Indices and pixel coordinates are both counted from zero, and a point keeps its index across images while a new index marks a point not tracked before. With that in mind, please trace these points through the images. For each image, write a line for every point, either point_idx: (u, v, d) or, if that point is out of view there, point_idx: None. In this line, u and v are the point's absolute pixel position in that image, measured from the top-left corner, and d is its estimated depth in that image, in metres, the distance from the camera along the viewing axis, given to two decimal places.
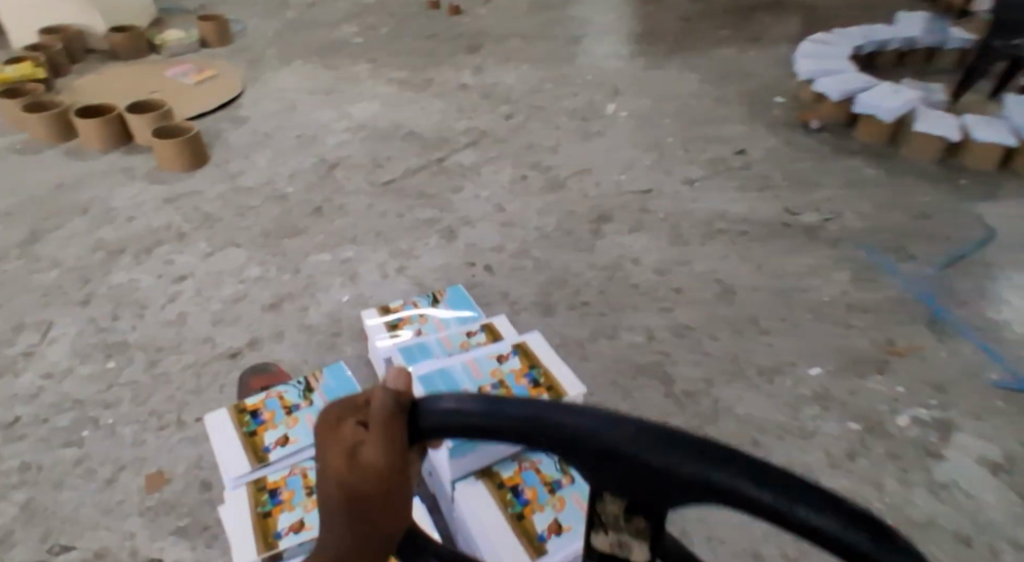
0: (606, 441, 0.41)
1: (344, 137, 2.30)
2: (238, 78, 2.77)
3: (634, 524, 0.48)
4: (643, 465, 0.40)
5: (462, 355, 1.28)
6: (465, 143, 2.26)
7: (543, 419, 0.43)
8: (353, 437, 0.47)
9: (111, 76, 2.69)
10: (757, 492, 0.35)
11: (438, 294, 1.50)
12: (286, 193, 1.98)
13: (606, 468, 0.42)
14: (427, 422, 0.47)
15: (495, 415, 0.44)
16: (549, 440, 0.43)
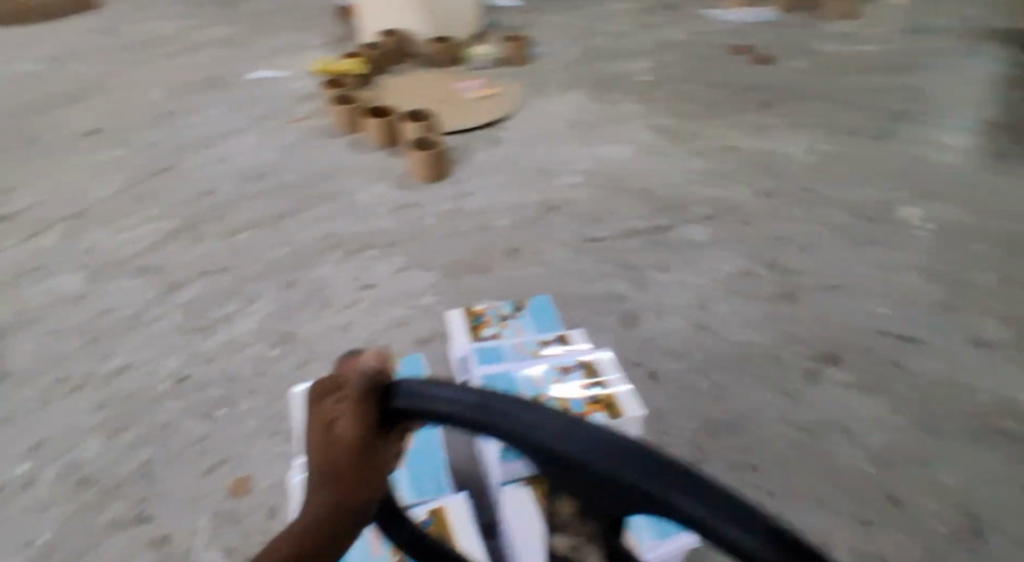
0: (566, 456, 0.34)
1: (579, 178, 2.20)
2: (516, 98, 2.85)
3: (585, 537, 0.41)
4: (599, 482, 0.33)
5: (527, 363, 1.29)
6: (701, 216, 1.98)
7: (497, 408, 0.38)
8: (331, 414, 0.49)
9: (415, 81, 2.99)
10: (727, 532, 0.28)
11: (521, 301, 1.52)
12: (495, 224, 1.95)
13: (558, 477, 0.36)
14: (389, 404, 0.44)
15: (451, 405, 0.39)
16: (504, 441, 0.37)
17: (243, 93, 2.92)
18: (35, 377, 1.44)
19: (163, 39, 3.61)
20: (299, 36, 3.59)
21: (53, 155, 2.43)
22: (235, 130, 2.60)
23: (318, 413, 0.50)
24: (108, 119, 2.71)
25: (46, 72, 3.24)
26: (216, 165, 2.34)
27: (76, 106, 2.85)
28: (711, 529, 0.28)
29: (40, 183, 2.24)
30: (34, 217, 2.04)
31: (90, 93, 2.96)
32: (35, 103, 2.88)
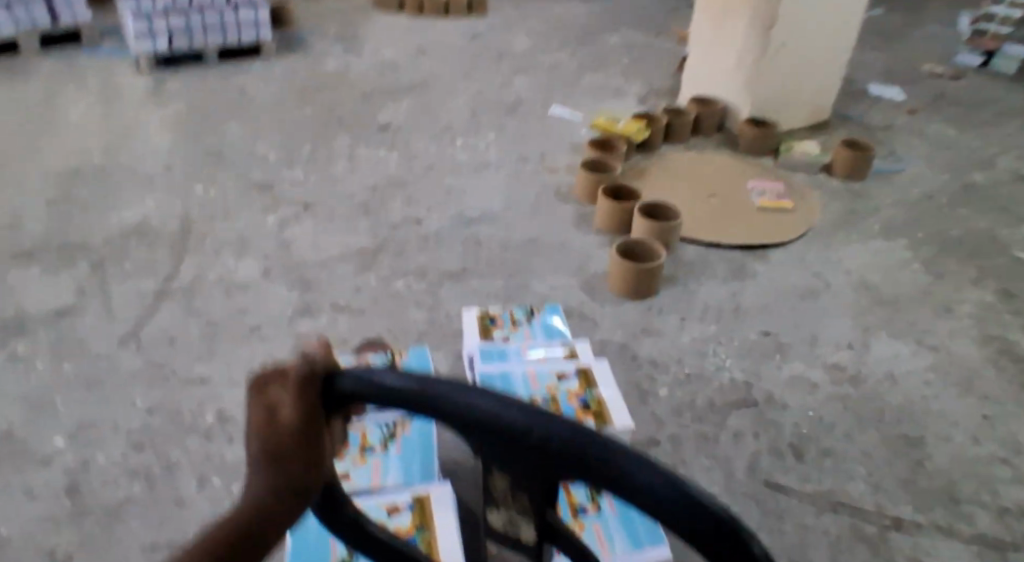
0: (512, 424, 0.44)
1: (814, 374, 1.55)
2: (811, 222, 2.18)
3: (520, 500, 0.53)
4: (537, 442, 0.43)
5: (528, 367, 1.51)
6: (971, 532, 1.20)
7: (437, 387, 0.48)
8: (273, 402, 0.55)
9: (701, 165, 2.52)
10: (629, 475, 0.39)
11: (535, 309, 1.70)
12: (654, 391, 1.47)
13: (500, 444, 0.46)
14: (341, 387, 0.52)
15: (400, 386, 0.49)
16: (456, 418, 0.47)
17: (525, 124, 2.84)
18: (141, 351, 1.52)
19: (505, 53, 3.77)
20: (621, 80, 3.38)
21: (338, 136, 2.67)
22: (489, 158, 2.52)
23: (257, 403, 0.56)
24: (403, 116, 2.89)
25: (399, 59, 3.64)
26: (443, 191, 2.27)
27: (392, 96, 3.12)
28: (622, 480, 0.39)
29: (310, 160, 2.47)
30: (277, 191, 2.25)
31: (410, 88, 3.21)
32: (368, 85, 3.24)
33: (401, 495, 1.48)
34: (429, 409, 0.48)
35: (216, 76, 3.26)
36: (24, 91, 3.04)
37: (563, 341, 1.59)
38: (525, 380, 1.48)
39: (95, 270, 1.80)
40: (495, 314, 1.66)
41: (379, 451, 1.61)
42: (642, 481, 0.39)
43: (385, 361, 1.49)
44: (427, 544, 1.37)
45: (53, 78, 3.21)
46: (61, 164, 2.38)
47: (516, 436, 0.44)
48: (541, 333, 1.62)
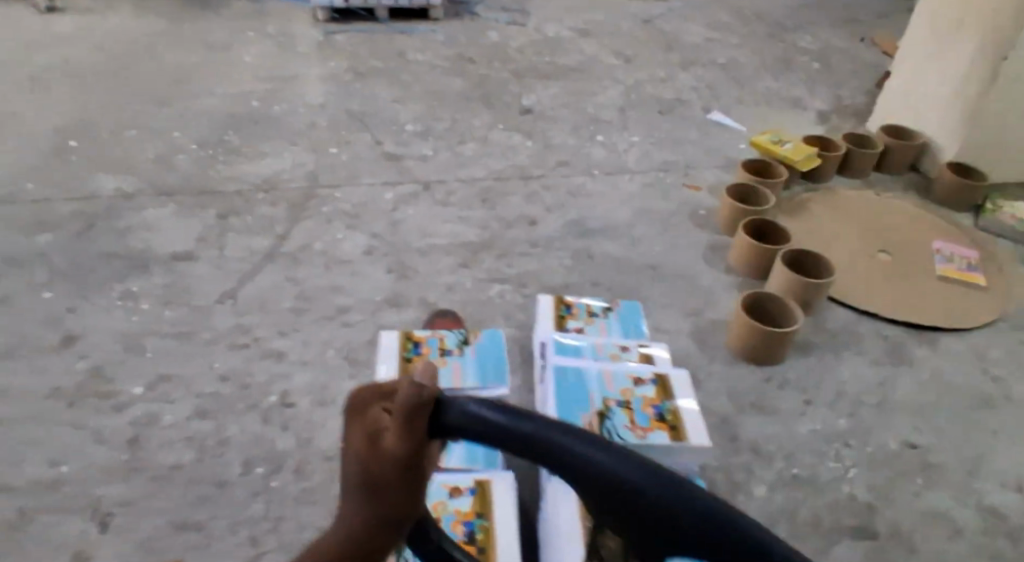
0: (641, 492, 0.33)
1: (962, 516, 1.23)
2: (1007, 309, 1.75)
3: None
4: (670, 523, 0.32)
5: (602, 365, 1.37)
6: None
7: (548, 435, 0.34)
8: (376, 424, 0.39)
9: (878, 208, 2.12)
10: None
11: (613, 305, 1.59)
12: (747, 487, 1.24)
13: (617, 512, 0.34)
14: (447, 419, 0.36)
15: (507, 429, 0.34)
16: (563, 474, 0.34)
17: (679, 128, 2.57)
18: (233, 311, 1.55)
19: (677, 43, 3.46)
20: (803, 91, 2.96)
21: (478, 114, 2.58)
22: (628, 162, 2.30)
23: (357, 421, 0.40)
24: (549, 101, 2.74)
25: (563, 37, 3.47)
26: (568, 193, 2.11)
27: (544, 77, 2.96)
28: None
29: (444, 135, 2.41)
30: (403, 164, 2.21)
31: (565, 72, 3.03)
32: (523, 62, 3.12)
33: (464, 478, 1.36)
34: (548, 466, 0.35)
35: (381, 35, 3.30)
36: (214, 28, 3.27)
37: (637, 342, 1.48)
38: (600, 377, 1.34)
39: (219, 218, 1.88)
40: (572, 304, 1.55)
41: None
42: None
43: (458, 338, 1.43)
44: (484, 533, 1.23)
45: (241, 18, 3.42)
46: (222, 105, 2.51)
47: (641, 513, 0.33)
48: (617, 328, 1.52)
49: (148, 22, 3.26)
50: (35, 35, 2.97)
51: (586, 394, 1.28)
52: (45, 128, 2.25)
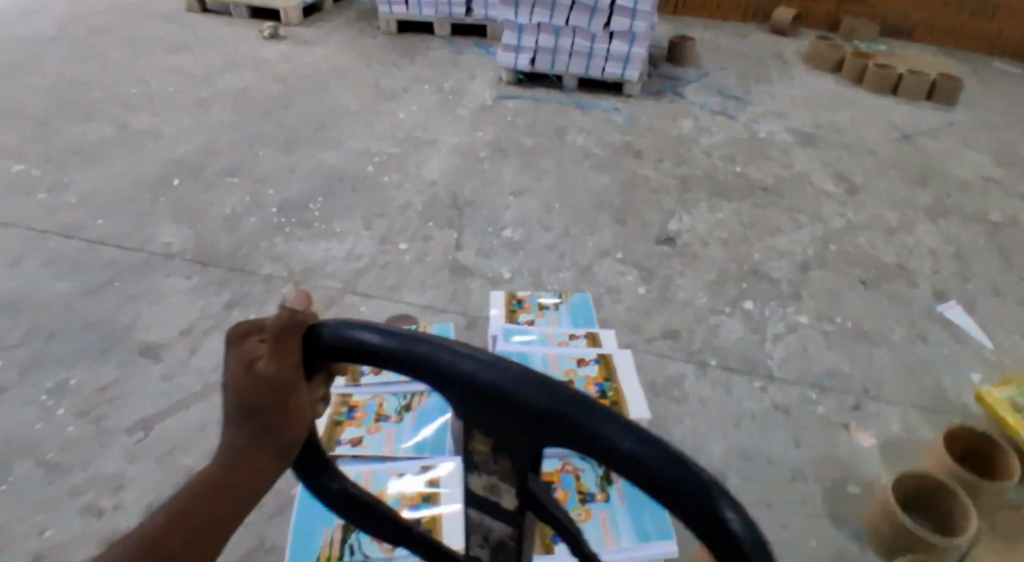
0: (511, 396, 0.41)
1: None
2: None
3: (501, 465, 0.47)
4: (524, 409, 0.41)
5: (549, 348, 1.55)
6: None
7: (418, 349, 0.46)
8: (254, 351, 0.51)
9: None
10: (612, 439, 0.37)
11: (565, 297, 1.73)
12: None
13: (492, 413, 0.43)
14: (328, 339, 0.50)
15: (395, 349, 0.47)
16: (443, 382, 0.45)
17: (877, 318, 1.74)
18: (132, 452, 1.26)
19: (941, 176, 2.48)
20: None
21: (601, 230, 2.03)
22: (767, 359, 1.58)
23: (238, 352, 0.52)
24: (706, 231, 2.07)
25: (776, 140, 2.71)
26: (651, 387, 1.48)
27: (718, 194, 2.29)
28: (607, 438, 0.37)
29: (540, 253, 1.91)
30: (466, 284, 1.77)
31: (752, 191, 2.31)
32: (703, 167, 2.47)
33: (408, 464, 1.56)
34: (429, 375, 0.46)
35: (553, 106, 2.89)
36: (396, 72, 3.17)
37: (585, 330, 1.63)
38: (544, 360, 1.52)
39: (225, 306, 1.62)
40: (524, 296, 1.71)
41: (393, 420, 1.70)
42: (635, 456, 0.37)
43: (411, 335, 1.57)
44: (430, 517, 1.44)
45: (429, 65, 3.29)
46: (337, 162, 2.32)
47: (500, 396, 0.42)
48: (567, 318, 1.67)
49: (343, 60, 3.29)
50: (240, 62, 3.14)
51: None
52: (167, 161, 2.27)
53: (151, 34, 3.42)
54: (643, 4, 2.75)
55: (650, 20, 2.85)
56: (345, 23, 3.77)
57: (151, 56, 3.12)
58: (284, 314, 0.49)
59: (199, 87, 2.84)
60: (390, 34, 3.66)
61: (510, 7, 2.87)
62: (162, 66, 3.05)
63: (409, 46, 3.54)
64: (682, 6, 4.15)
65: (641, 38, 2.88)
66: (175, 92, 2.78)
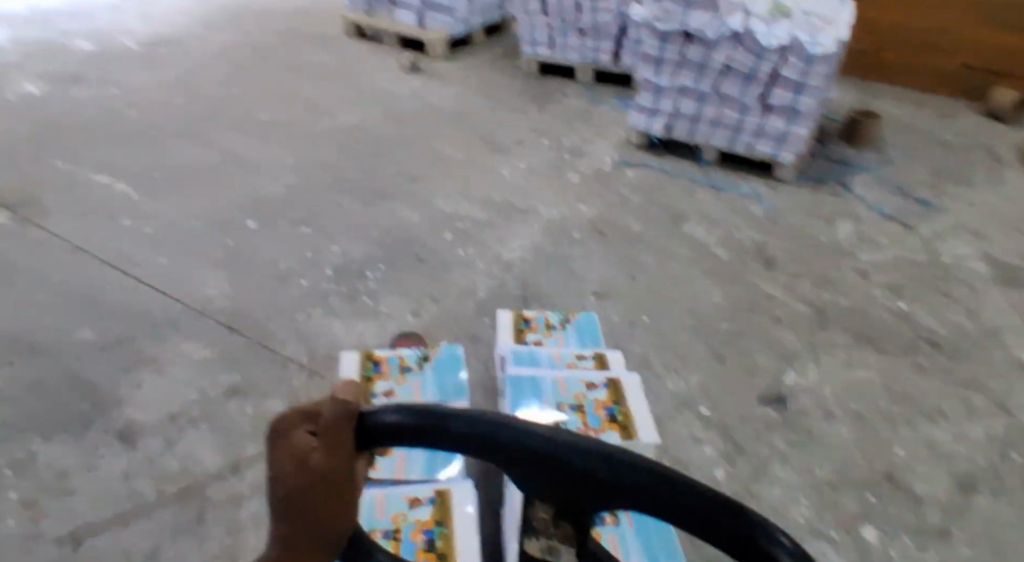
0: (588, 475, 0.35)
1: None
2: None
3: (564, 529, 0.42)
4: (575, 476, 0.35)
5: (557, 370, 1.48)
6: None
7: (478, 429, 0.37)
8: (306, 447, 0.40)
9: None
10: (706, 519, 0.32)
11: (571, 316, 1.68)
12: None
13: (534, 478, 0.37)
14: (378, 428, 0.39)
15: (447, 435, 0.37)
16: (514, 465, 0.37)
17: None
18: None
19: None
20: None
21: (692, 368, 1.61)
22: None
23: (286, 448, 0.41)
24: (836, 396, 1.56)
25: (967, 270, 2.07)
26: None
27: (865, 340, 1.75)
28: (706, 520, 0.32)
29: None
30: None
31: (915, 345, 1.74)
32: (855, 295, 1.92)
33: (422, 488, 1.40)
34: (489, 455, 0.37)
35: (682, 184, 2.47)
36: (519, 122, 2.92)
37: (591, 350, 1.57)
38: (555, 385, 1.42)
39: (225, 393, 1.44)
40: (531, 319, 1.64)
41: (408, 447, 1.57)
42: (733, 532, 0.31)
43: (416, 355, 1.51)
44: (444, 541, 1.27)
45: (559, 116, 3.01)
46: (417, 225, 2.11)
47: (581, 476, 0.35)
48: (574, 340, 1.61)
49: (470, 102, 3.11)
50: (368, 96, 3.08)
51: (540, 399, 1.36)
52: (254, 200, 2.20)
53: (300, 58, 3.50)
54: (813, 79, 2.28)
55: (820, 96, 2.34)
56: (488, 61, 3.61)
57: (290, 83, 3.16)
58: (334, 411, 0.39)
59: (318, 121, 2.80)
60: (528, 76, 3.43)
61: (650, 64, 2.48)
62: (296, 92, 3.07)
63: (544, 91, 3.28)
64: (876, 71, 3.48)
65: (806, 116, 2.37)
66: (294, 123, 2.76)
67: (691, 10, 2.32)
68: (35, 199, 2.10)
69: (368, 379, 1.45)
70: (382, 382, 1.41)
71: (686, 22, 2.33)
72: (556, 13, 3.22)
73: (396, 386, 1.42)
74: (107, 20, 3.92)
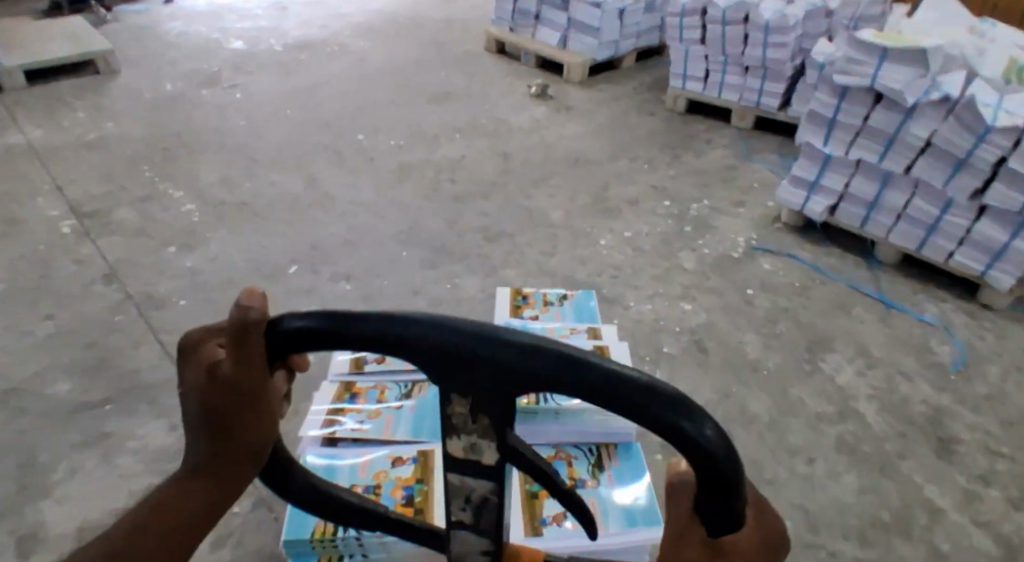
0: (506, 359, 0.38)
1: None
2: None
3: (481, 426, 0.44)
4: (516, 371, 0.38)
5: (547, 339, 1.54)
6: None
7: (398, 326, 0.41)
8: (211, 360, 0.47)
9: None
10: (609, 381, 0.36)
11: (570, 294, 1.72)
12: None
13: (479, 376, 0.40)
14: (283, 337, 0.44)
15: (374, 337, 0.41)
16: (441, 354, 0.40)
17: None
18: None
19: None
20: None
21: None
22: None
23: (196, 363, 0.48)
24: None
25: None
26: None
27: None
28: (605, 384, 0.36)
29: None
30: None
31: None
32: None
33: (407, 448, 1.37)
34: (408, 350, 0.41)
35: (835, 291, 1.84)
36: (643, 174, 2.45)
37: (587, 325, 1.60)
38: None
39: None
40: (531, 294, 1.70)
41: (399, 407, 1.47)
42: (639, 390, 0.37)
43: None
44: (423, 497, 1.26)
45: (695, 170, 2.48)
46: (473, 302, 1.77)
47: (496, 359, 0.39)
48: (570, 314, 1.65)
49: (594, 143, 2.68)
50: (482, 126, 2.77)
51: None
52: (311, 241, 1.97)
53: (430, 75, 3.29)
54: None
55: None
56: (630, 93, 3.14)
57: (407, 103, 2.95)
58: (245, 320, 0.43)
59: (418, 152, 2.54)
60: (672, 115, 2.91)
61: (821, 127, 1.90)
62: (408, 114, 2.84)
63: (687, 136, 2.75)
64: None
65: None
66: (392, 151, 2.53)
67: (885, 62, 1.70)
68: (106, 210, 2.05)
69: None
70: None
71: (875, 77, 1.71)
72: (717, 46, 2.67)
73: None
74: (267, 21, 4.00)
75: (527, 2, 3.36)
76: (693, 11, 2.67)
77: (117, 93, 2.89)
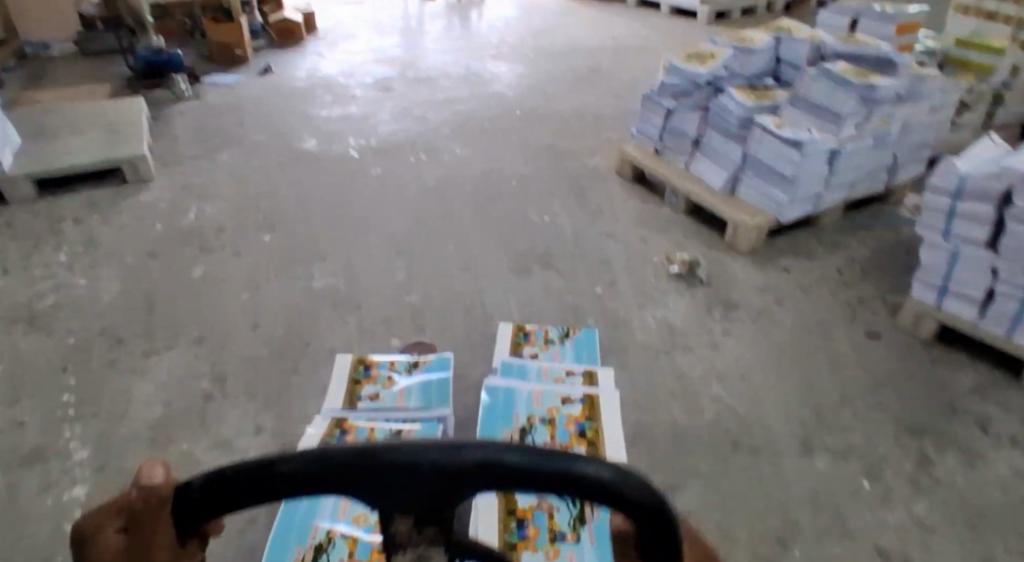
0: (478, 470, 0.34)
1: None
2: None
3: (424, 537, 0.35)
4: (478, 481, 0.34)
5: (539, 384, 1.56)
6: None
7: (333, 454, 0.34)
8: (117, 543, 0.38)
9: None
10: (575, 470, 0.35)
11: (571, 332, 1.75)
12: None
13: (444, 496, 0.34)
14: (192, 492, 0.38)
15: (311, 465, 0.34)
16: (412, 485, 0.33)
17: None
18: None
19: None
20: None
21: None
22: None
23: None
24: None
25: None
26: None
27: None
28: (578, 469, 0.35)
29: None
30: None
31: None
32: None
33: None
34: (358, 473, 0.33)
35: None
36: (858, 503, 1.32)
37: (584, 366, 1.63)
38: (529, 398, 1.52)
39: None
40: (534, 331, 1.72)
41: None
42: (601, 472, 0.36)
43: (411, 360, 1.61)
44: None
45: (965, 511, 1.32)
46: None
47: (448, 475, 0.33)
48: (570, 353, 1.68)
49: (769, 392, 1.58)
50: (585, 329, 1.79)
51: (510, 412, 1.48)
52: None
53: (533, 212, 2.35)
54: None
55: None
56: (831, 280, 2.01)
57: (488, 264, 2.04)
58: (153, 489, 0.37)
59: (473, 383, 1.60)
60: (906, 345, 1.75)
61: None
62: (482, 290, 1.92)
63: (938, 398, 1.58)
64: None
65: None
66: None
67: None
68: None
69: (360, 382, 1.55)
70: (369, 386, 1.53)
71: None
72: None
73: (384, 381, 1.55)
74: (361, 105, 3.31)
75: (683, 121, 2.34)
76: (987, 192, 1.54)
77: (130, 211, 2.22)
